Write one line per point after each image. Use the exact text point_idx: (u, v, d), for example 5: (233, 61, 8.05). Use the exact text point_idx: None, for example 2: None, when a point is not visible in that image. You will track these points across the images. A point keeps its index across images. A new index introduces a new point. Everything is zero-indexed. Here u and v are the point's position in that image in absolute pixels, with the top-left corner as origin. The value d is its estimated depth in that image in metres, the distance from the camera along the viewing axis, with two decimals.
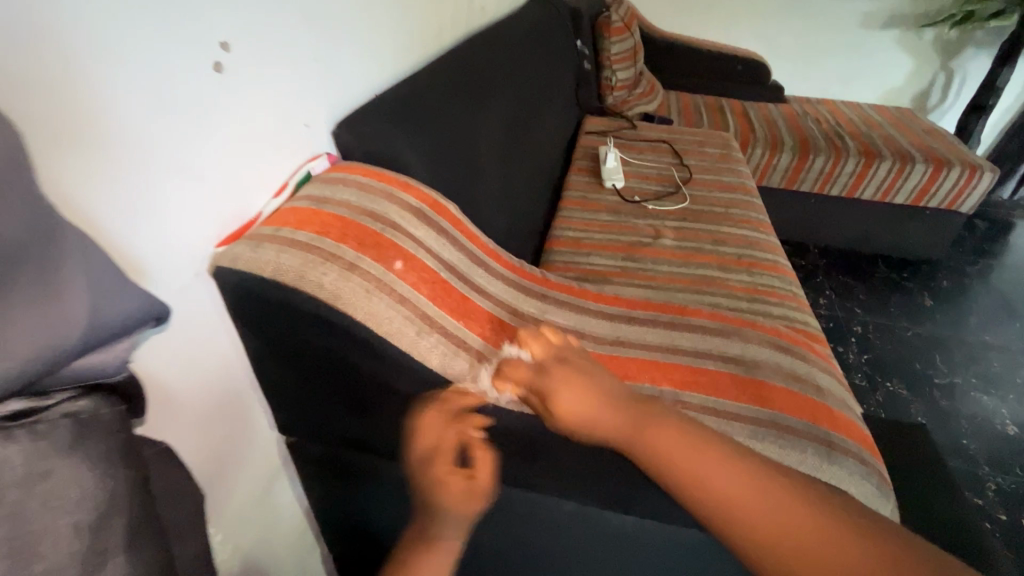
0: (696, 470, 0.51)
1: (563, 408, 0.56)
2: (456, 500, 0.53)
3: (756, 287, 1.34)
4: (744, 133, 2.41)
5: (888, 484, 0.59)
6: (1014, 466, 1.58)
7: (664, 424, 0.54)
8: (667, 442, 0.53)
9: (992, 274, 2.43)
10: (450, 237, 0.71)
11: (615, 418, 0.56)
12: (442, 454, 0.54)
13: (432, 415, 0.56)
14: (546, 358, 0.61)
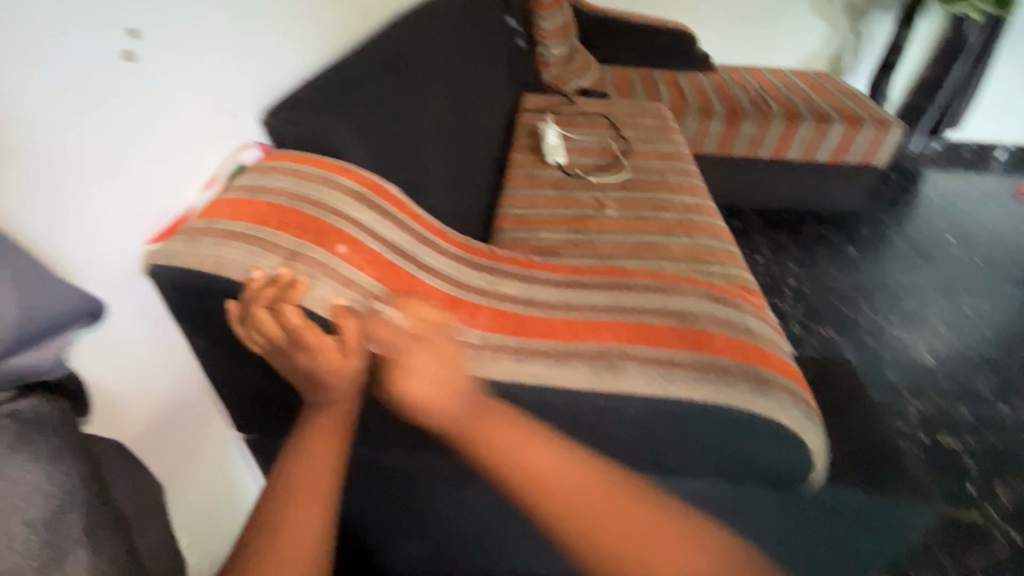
0: (540, 468, 0.53)
1: (409, 386, 0.55)
2: (339, 364, 0.56)
3: (696, 248, 1.41)
4: (677, 102, 2.49)
5: (814, 410, 0.66)
6: (931, 391, 1.75)
7: (500, 421, 0.56)
8: (561, 474, 0.53)
9: (907, 222, 2.64)
10: (393, 218, 0.70)
11: (450, 405, 0.56)
12: (299, 335, 0.55)
13: (261, 313, 0.55)
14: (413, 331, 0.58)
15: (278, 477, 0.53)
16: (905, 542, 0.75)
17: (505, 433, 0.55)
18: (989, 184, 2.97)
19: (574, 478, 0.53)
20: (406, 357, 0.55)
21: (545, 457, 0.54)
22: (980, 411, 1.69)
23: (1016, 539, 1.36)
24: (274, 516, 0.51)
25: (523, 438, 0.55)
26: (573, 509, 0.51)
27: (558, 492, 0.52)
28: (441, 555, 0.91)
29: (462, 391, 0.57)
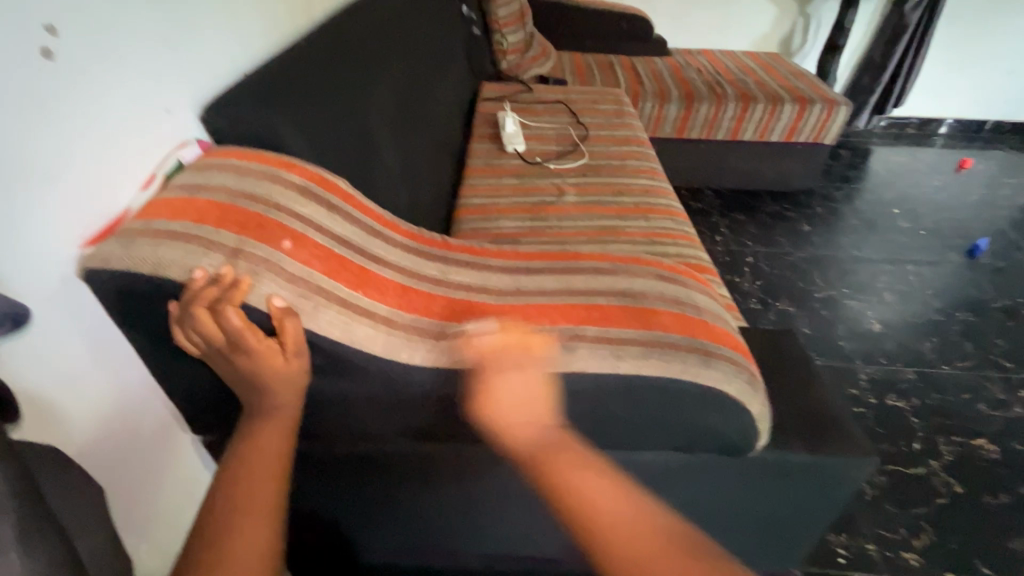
0: (598, 504, 0.55)
1: (494, 406, 0.61)
2: (279, 367, 0.57)
3: (653, 230, 1.45)
4: (633, 87, 2.53)
5: (758, 380, 0.69)
6: (880, 356, 1.85)
7: (568, 454, 0.59)
8: (626, 530, 0.53)
9: (856, 197, 2.75)
10: (341, 211, 0.69)
11: (529, 432, 0.60)
12: (241, 338, 0.56)
13: (201, 313, 0.54)
14: (501, 353, 0.62)
15: (227, 483, 0.55)
16: (845, 501, 0.78)
17: (577, 470, 0.57)
18: (932, 157, 3.11)
19: (649, 541, 0.52)
20: (494, 376, 0.61)
21: (606, 494, 0.55)
22: (925, 372, 1.79)
23: (957, 489, 1.45)
24: (224, 518, 0.52)
25: (597, 483, 0.56)
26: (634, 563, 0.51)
27: (622, 546, 0.52)
28: (412, 541, 0.92)
29: (540, 418, 0.61)
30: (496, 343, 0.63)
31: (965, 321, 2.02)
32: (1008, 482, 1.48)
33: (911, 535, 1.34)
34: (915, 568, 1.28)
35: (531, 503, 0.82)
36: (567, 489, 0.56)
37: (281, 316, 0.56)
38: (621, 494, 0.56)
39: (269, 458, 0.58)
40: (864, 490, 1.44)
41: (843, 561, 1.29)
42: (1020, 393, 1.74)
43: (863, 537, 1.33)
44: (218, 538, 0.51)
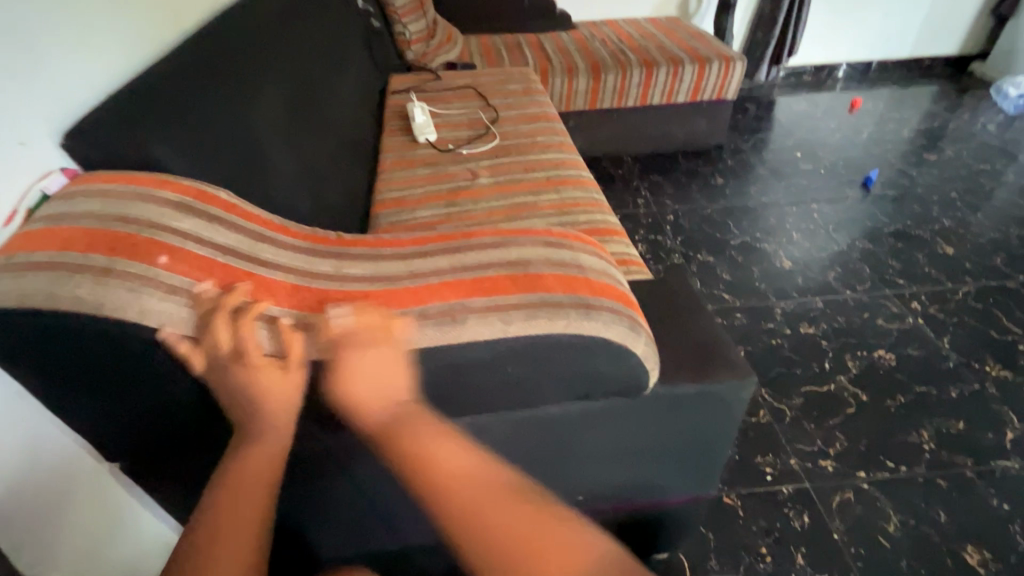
0: (445, 460, 0.65)
1: (349, 381, 0.66)
2: (277, 382, 0.65)
3: (564, 201, 1.51)
4: (542, 65, 2.58)
5: (642, 325, 0.76)
6: (792, 290, 2.00)
7: (423, 427, 0.67)
8: (471, 482, 0.64)
9: (763, 146, 2.92)
10: (223, 221, 0.70)
11: (385, 408, 0.67)
12: (250, 351, 0.63)
13: (219, 320, 0.61)
14: (377, 335, 0.66)
15: (218, 497, 0.63)
16: (738, 422, 0.87)
17: (435, 436, 0.66)
18: (827, 101, 3.34)
19: (489, 492, 0.64)
20: (351, 360, 0.65)
21: (461, 455, 0.66)
22: (831, 299, 1.96)
23: (863, 398, 1.61)
24: (202, 538, 0.61)
25: (449, 450, 0.66)
26: (479, 514, 0.62)
27: (466, 496, 0.63)
28: (360, 527, 0.96)
29: (396, 393, 0.68)
30: (343, 329, 0.66)
31: (863, 248, 2.21)
32: (904, 384, 1.65)
33: (827, 445, 1.49)
34: (831, 472, 1.43)
35: None
36: (427, 454, 0.65)
37: (288, 336, 0.65)
38: (467, 453, 0.66)
39: (258, 480, 0.65)
40: (784, 412, 1.57)
41: (770, 478, 1.42)
42: (911, 305, 1.93)
43: (786, 455, 1.47)
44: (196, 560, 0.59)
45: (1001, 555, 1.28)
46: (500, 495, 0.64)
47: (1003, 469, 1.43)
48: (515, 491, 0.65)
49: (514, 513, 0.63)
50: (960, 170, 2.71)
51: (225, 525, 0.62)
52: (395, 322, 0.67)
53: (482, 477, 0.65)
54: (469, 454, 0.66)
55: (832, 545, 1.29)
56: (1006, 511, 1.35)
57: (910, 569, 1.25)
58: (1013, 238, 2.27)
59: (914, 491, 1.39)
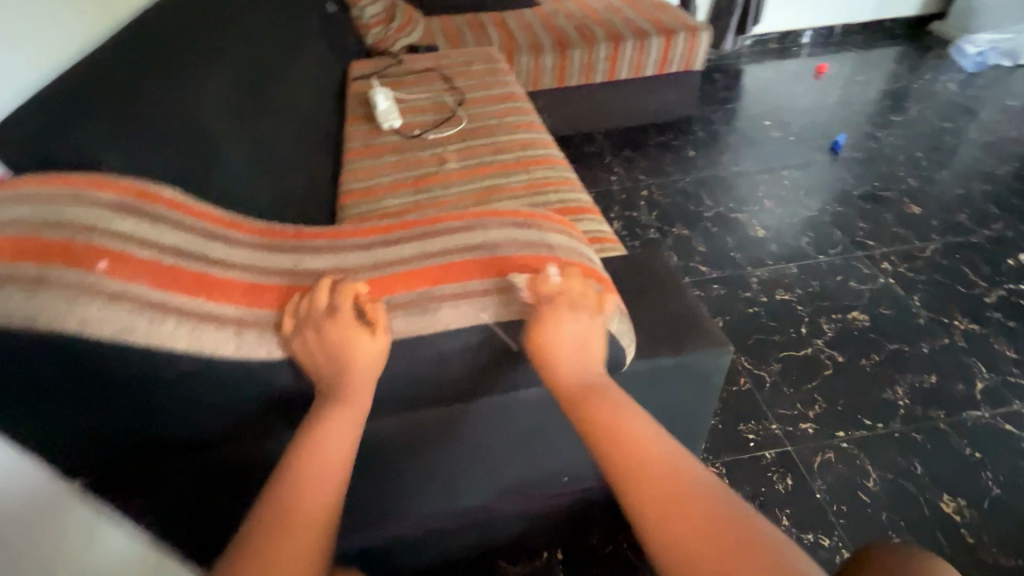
0: (623, 434, 0.59)
1: (537, 335, 0.67)
2: (364, 346, 0.64)
3: (535, 181, 1.49)
4: (506, 44, 2.53)
5: (616, 302, 0.75)
6: (766, 259, 2.02)
7: (603, 400, 0.63)
8: (658, 465, 0.56)
9: (733, 115, 2.91)
10: (169, 220, 0.66)
11: (568, 373, 0.66)
12: (344, 307, 0.64)
13: (322, 284, 0.66)
14: (558, 292, 0.68)
15: (289, 475, 0.59)
16: (717, 392, 0.87)
17: (613, 411, 0.61)
18: (794, 68, 3.34)
19: (673, 480, 0.55)
20: (558, 317, 0.67)
21: (646, 433, 0.59)
22: (804, 265, 1.98)
23: (839, 359, 1.64)
24: (270, 511, 0.56)
25: (633, 425, 0.60)
26: (656, 499, 0.54)
27: (645, 477, 0.56)
28: (347, 526, 0.95)
29: (592, 363, 0.68)
30: (556, 289, 0.69)
31: (834, 213, 2.24)
32: (878, 343, 1.68)
33: (806, 408, 1.52)
34: (812, 434, 1.45)
35: (444, 460, 0.87)
36: (601, 426, 0.60)
37: (371, 306, 0.66)
38: (650, 433, 0.59)
39: (331, 466, 0.60)
40: (764, 379, 1.59)
41: (753, 445, 1.44)
42: (882, 266, 1.97)
43: (768, 421, 1.49)
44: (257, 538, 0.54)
45: (975, 501, 1.32)
46: (684, 485, 0.54)
47: (973, 418, 1.48)
48: (707, 486, 0.54)
49: (695, 509, 0.52)
50: (924, 129, 2.75)
51: (294, 507, 0.57)
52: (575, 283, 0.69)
53: (663, 461, 0.56)
54: (655, 434, 0.59)
55: (815, 505, 1.32)
56: (978, 459, 1.39)
57: (890, 522, 1.29)
58: (976, 193, 2.32)
59: (891, 447, 1.42)
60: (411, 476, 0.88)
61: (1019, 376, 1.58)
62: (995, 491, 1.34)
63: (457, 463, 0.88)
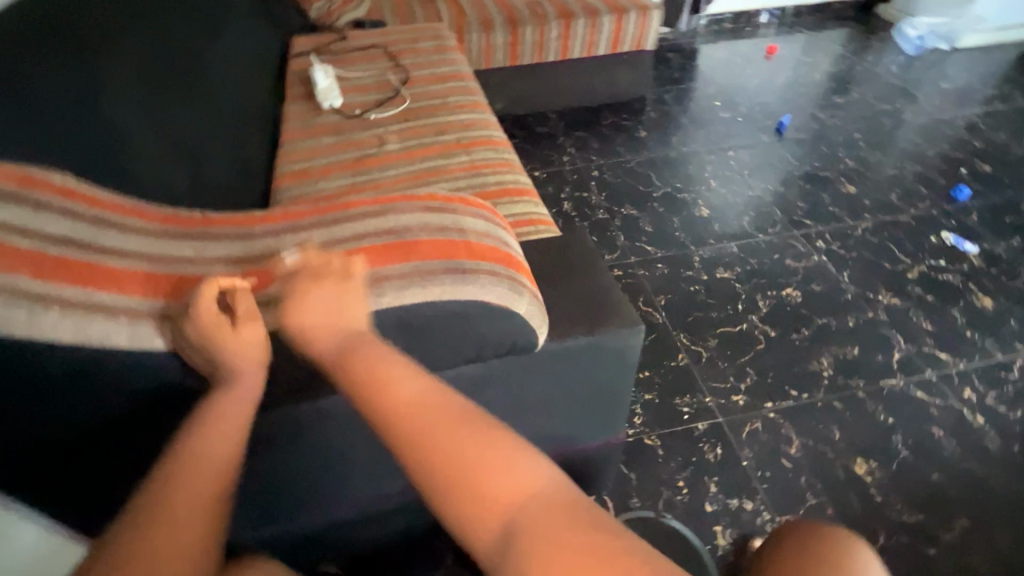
0: (386, 377, 0.60)
1: (294, 309, 0.66)
2: (228, 334, 0.65)
3: (474, 163, 1.49)
4: (456, 19, 2.49)
5: (526, 285, 0.77)
6: (709, 238, 2.08)
7: (364, 352, 0.63)
8: (415, 407, 0.58)
9: (686, 95, 2.93)
10: (57, 208, 0.64)
11: (328, 333, 0.65)
12: (202, 300, 0.64)
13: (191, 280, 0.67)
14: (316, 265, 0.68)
15: (178, 454, 0.61)
16: (634, 368, 0.91)
17: (376, 359, 0.62)
18: (746, 48, 3.39)
19: (426, 411, 0.57)
20: (304, 292, 0.66)
21: (404, 374, 0.60)
22: (745, 244, 2.05)
23: (771, 334, 1.72)
24: (156, 492, 0.58)
25: (392, 369, 0.61)
26: (412, 435, 0.56)
27: (405, 414, 0.57)
28: (273, 508, 0.95)
29: (351, 321, 0.66)
30: (297, 266, 0.68)
31: (776, 193, 2.31)
32: (808, 318, 1.77)
33: (739, 381, 1.59)
34: (741, 406, 1.53)
35: (369, 441, 0.89)
36: (363, 377, 0.61)
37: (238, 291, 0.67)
38: (410, 373, 0.61)
39: (223, 441, 0.63)
40: (701, 354, 1.66)
41: (687, 417, 1.50)
42: (816, 244, 2.05)
43: (702, 394, 1.56)
44: (140, 520, 0.56)
45: (885, 463, 1.42)
46: (436, 415, 0.57)
47: (890, 387, 1.58)
48: (456, 407, 0.58)
49: (447, 431, 0.56)
50: (864, 111, 2.85)
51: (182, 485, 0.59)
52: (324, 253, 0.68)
53: (421, 397, 0.59)
54: (411, 373, 0.61)
55: (741, 471, 1.40)
56: (890, 424, 1.50)
57: (808, 485, 1.38)
58: (907, 173, 2.43)
59: (814, 415, 1.51)
60: (337, 458, 0.90)
61: (933, 346, 1.70)
62: (904, 453, 1.44)
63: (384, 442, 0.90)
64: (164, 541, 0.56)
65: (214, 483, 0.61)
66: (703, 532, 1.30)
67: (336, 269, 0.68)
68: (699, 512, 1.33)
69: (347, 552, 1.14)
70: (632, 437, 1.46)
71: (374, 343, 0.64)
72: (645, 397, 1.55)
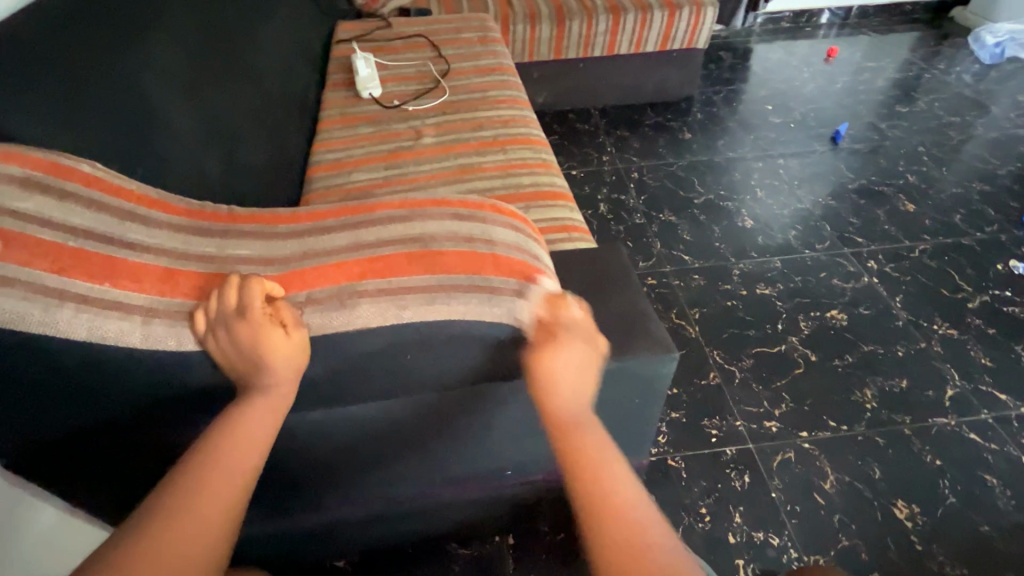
0: (606, 478, 0.61)
1: (547, 362, 0.69)
2: (276, 340, 0.63)
3: (509, 162, 1.44)
4: (502, 10, 2.43)
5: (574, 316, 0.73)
6: (751, 250, 1.98)
7: (589, 440, 0.65)
8: (633, 518, 0.58)
9: (736, 97, 2.80)
10: (80, 200, 0.64)
11: (564, 406, 0.68)
12: (251, 304, 0.62)
13: (231, 281, 0.64)
14: (569, 324, 0.71)
15: (207, 457, 0.60)
16: (663, 395, 0.86)
17: (601, 452, 0.64)
18: (804, 49, 3.21)
19: (636, 525, 0.58)
20: (563, 344, 0.69)
21: (624, 481, 0.62)
22: (789, 259, 1.94)
23: (811, 358, 1.63)
24: (179, 493, 0.57)
25: (616, 471, 0.62)
26: (621, 546, 0.56)
27: (619, 521, 0.58)
28: (287, 504, 0.96)
29: (581, 399, 0.69)
30: (572, 320, 0.72)
31: (826, 207, 2.18)
32: (853, 344, 1.66)
33: (773, 406, 1.51)
34: (775, 432, 1.45)
35: (383, 452, 0.88)
36: (585, 467, 0.62)
37: (285, 305, 0.66)
38: (629, 481, 0.62)
39: (250, 452, 0.62)
40: (733, 374, 1.58)
41: (714, 440, 1.44)
42: (867, 264, 1.93)
43: (732, 417, 1.48)
44: (156, 519, 0.55)
45: (928, 509, 1.32)
46: (644, 534, 0.57)
47: (939, 425, 1.47)
48: (666, 539, 0.58)
49: (651, 559, 0.55)
50: (929, 122, 2.66)
51: (204, 492, 0.58)
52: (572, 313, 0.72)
53: (635, 512, 0.59)
54: (633, 482, 0.62)
55: (768, 504, 1.32)
56: (938, 466, 1.39)
57: (841, 524, 1.30)
58: (974, 192, 2.26)
59: (852, 449, 1.42)
60: (349, 464, 0.89)
61: (990, 384, 1.57)
62: (951, 500, 1.34)
63: (400, 451, 0.88)
64: (167, 547, 0.53)
65: (231, 492, 0.59)
66: (724, 565, 1.24)
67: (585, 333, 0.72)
68: (721, 542, 1.27)
69: (361, 551, 1.14)
70: (655, 457, 1.41)
71: (600, 433, 0.67)
72: (670, 415, 1.49)
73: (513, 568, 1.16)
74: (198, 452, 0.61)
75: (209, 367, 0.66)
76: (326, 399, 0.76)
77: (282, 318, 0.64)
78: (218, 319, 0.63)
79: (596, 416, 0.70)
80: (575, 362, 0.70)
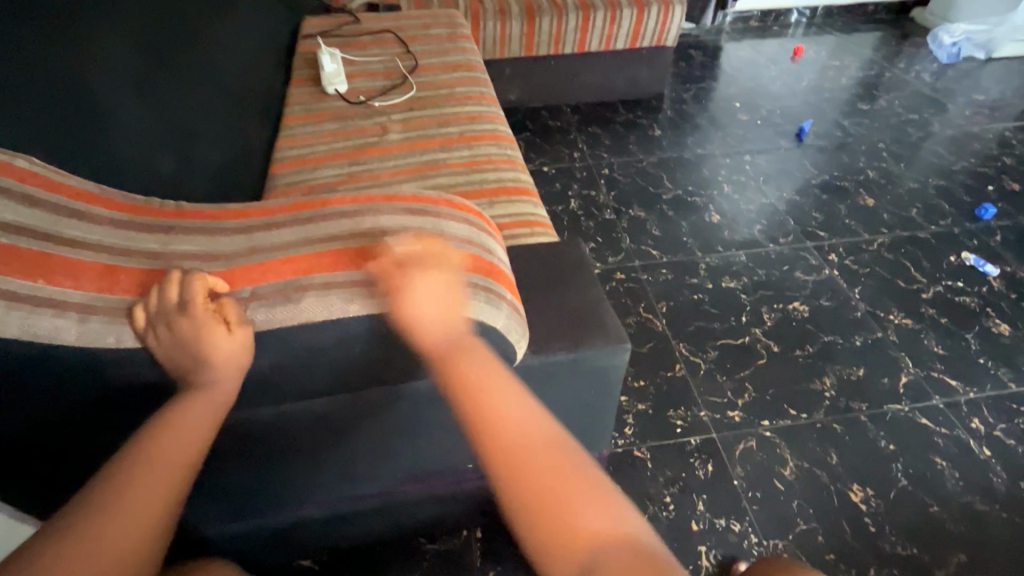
0: (488, 394, 0.65)
1: (404, 299, 0.67)
2: (218, 335, 0.63)
3: (474, 158, 1.45)
4: (472, 6, 2.43)
5: (519, 313, 0.75)
6: (717, 245, 2.01)
7: (469, 364, 0.67)
8: (516, 427, 0.63)
9: (705, 94, 2.84)
10: (15, 195, 0.63)
11: (436, 336, 0.68)
12: (193, 297, 0.63)
13: (171, 276, 0.64)
14: (425, 255, 0.69)
15: (142, 454, 0.60)
16: (618, 386, 0.88)
17: (480, 371, 0.67)
18: (771, 48, 3.28)
19: (519, 430, 0.62)
20: (414, 278, 0.67)
21: (505, 396, 0.65)
22: (754, 253, 1.98)
23: (773, 349, 1.67)
24: (111, 488, 0.57)
25: (496, 387, 0.65)
26: (507, 453, 0.61)
27: (504, 432, 0.62)
28: (248, 503, 0.95)
29: (456, 326, 0.69)
30: (435, 254, 0.70)
31: (791, 202, 2.23)
32: (814, 334, 1.71)
33: (736, 396, 1.54)
34: (737, 422, 1.49)
35: (340, 447, 0.87)
36: (468, 389, 0.66)
37: (228, 300, 0.65)
38: (509, 392, 0.66)
39: (187, 447, 0.62)
40: (698, 366, 1.61)
41: (679, 431, 1.46)
42: (828, 257, 1.98)
43: (697, 407, 1.51)
44: (87, 513, 0.55)
45: (882, 492, 1.37)
46: (525, 435, 0.62)
47: (894, 411, 1.52)
48: (548, 434, 0.63)
49: (535, 455, 0.61)
50: (890, 120, 2.74)
51: (137, 488, 0.58)
52: (430, 242, 0.70)
53: (516, 418, 0.63)
54: (513, 394, 0.65)
55: (730, 491, 1.36)
56: (892, 451, 1.44)
57: (799, 509, 1.34)
58: (930, 187, 2.34)
59: (811, 437, 1.46)
60: (307, 461, 0.89)
61: (942, 371, 1.63)
62: (903, 482, 1.39)
63: (358, 446, 0.88)
64: (97, 542, 0.54)
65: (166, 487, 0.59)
66: (687, 551, 1.27)
67: (448, 263, 0.70)
68: (684, 529, 1.30)
69: (330, 548, 1.14)
70: (621, 448, 1.43)
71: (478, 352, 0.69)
72: (637, 408, 1.51)
73: (480, 561, 1.15)
74: (134, 449, 0.61)
75: (151, 363, 0.65)
76: (279, 396, 0.75)
77: (225, 313, 0.64)
78: (158, 315, 0.62)
79: (475, 335, 0.71)
80: (441, 291, 0.69)
